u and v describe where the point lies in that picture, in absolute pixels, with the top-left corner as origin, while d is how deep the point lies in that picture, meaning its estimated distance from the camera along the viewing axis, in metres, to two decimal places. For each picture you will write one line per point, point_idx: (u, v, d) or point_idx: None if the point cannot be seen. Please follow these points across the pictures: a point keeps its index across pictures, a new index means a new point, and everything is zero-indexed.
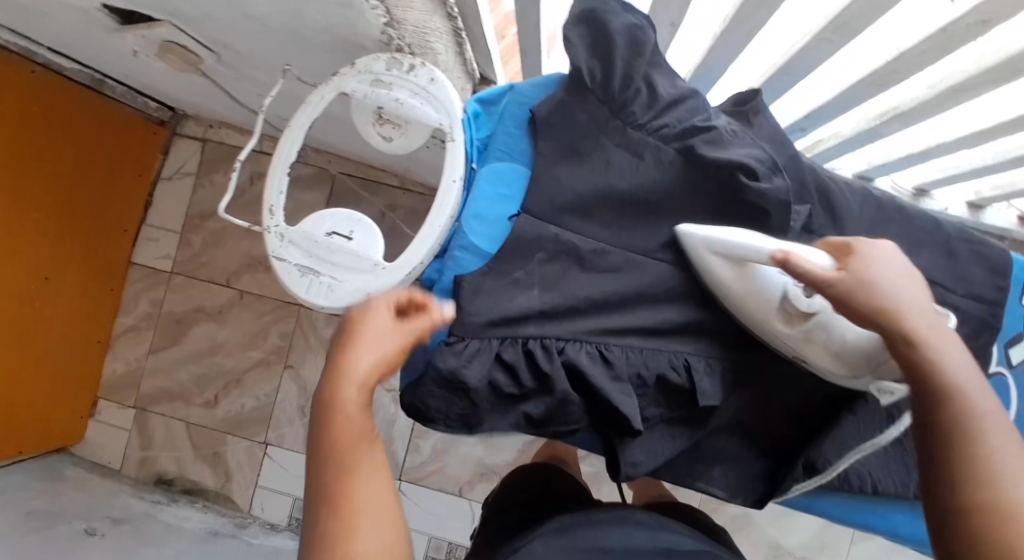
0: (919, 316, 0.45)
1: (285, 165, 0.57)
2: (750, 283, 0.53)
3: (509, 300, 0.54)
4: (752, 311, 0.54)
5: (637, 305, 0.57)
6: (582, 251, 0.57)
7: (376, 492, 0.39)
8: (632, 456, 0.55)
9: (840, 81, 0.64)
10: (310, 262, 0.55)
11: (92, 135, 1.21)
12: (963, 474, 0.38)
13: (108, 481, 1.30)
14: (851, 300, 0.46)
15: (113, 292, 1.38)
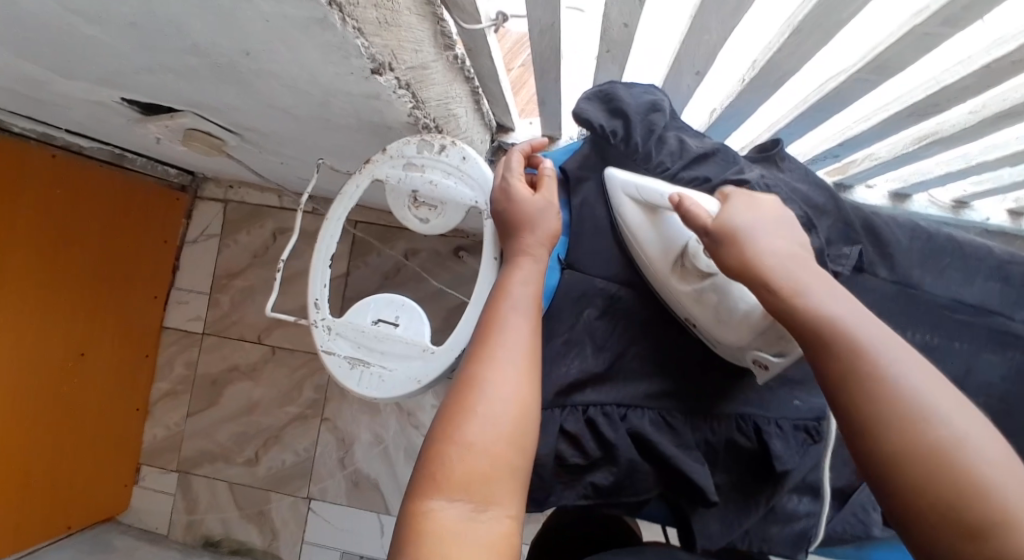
0: (793, 263, 0.44)
1: (328, 257, 0.55)
2: (657, 244, 0.52)
3: (563, 362, 0.53)
4: (653, 265, 0.52)
5: (697, 364, 0.55)
6: (629, 312, 0.56)
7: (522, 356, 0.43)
8: (706, 530, 0.53)
9: (875, 112, 0.62)
10: (358, 353, 0.53)
11: (118, 208, 1.23)
12: (915, 444, 0.35)
13: (156, 548, 1.30)
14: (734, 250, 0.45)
15: (148, 358, 1.39)
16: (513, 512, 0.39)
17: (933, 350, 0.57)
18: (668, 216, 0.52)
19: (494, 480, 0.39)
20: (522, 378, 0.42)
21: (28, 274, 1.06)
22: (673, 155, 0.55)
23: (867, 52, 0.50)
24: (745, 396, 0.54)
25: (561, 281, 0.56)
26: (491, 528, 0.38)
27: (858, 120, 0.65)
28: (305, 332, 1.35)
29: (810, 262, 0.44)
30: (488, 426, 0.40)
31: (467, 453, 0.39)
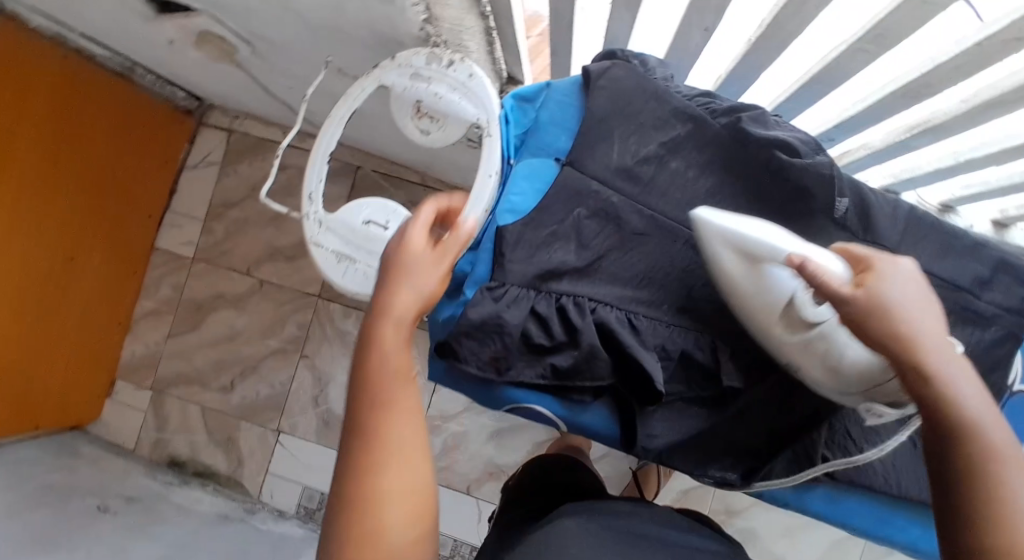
0: (935, 343, 0.41)
1: (325, 153, 0.55)
2: (755, 290, 0.49)
3: (546, 254, 0.54)
4: (752, 310, 0.51)
5: (677, 280, 0.55)
6: (620, 219, 0.55)
7: (411, 434, 0.41)
8: (649, 428, 0.55)
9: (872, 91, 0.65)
10: (348, 250, 0.54)
11: (125, 123, 1.23)
12: (1003, 546, 0.36)
13: (121, 461, 1.32)
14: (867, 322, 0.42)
15: (135, 276, 1.40)
16: None
17: None
18: (774, 267, 0.48)
19: (383, 500, 0.39)
20: (411, 455, 0.41)
21: (30, 169, 1.05)
22: (684, 87, 0.57)
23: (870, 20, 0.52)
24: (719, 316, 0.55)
25: (560, 177, 0.54)
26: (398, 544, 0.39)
27: (854, 100, 0.68)
28: (294, 269, 1.36)
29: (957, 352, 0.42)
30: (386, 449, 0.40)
31: (371, 477, 0.39)
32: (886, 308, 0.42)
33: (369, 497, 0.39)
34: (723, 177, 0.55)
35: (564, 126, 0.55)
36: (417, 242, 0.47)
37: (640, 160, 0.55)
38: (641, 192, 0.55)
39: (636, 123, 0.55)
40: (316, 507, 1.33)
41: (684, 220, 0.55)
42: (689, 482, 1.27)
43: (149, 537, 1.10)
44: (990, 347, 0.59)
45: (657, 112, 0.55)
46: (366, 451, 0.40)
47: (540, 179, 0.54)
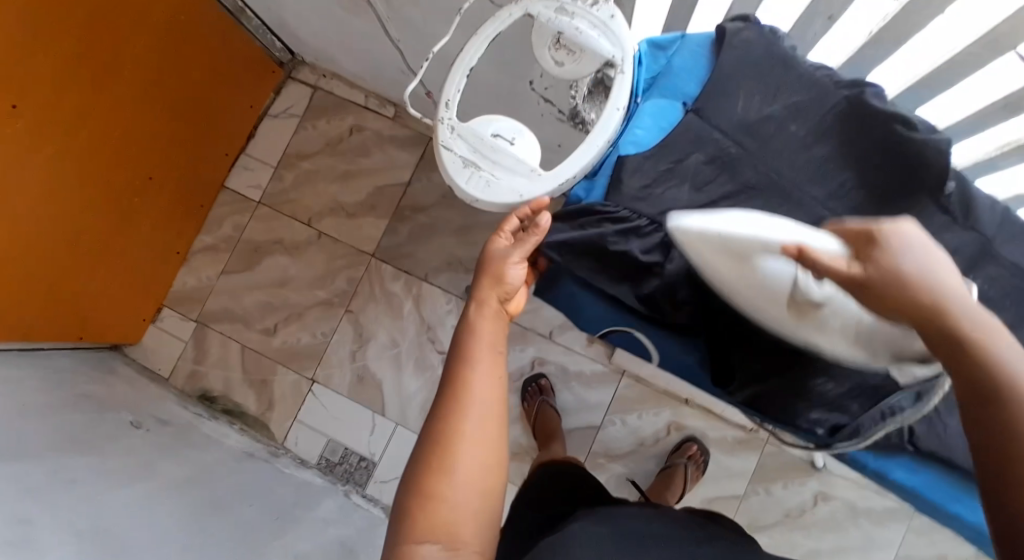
0: (970, 310, 0.40)
1: (467, 68, 0.58)
2: (747, 282, 0.49)
3: (661, 190, 0.57)
4: (764, 308, 0.50)
5: None
6: (734, 168, 0.57)
7: (489, 391, 0.48)
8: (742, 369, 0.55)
9: (973, 102, 0.67)
10: (474, 157, 0.57)
11: (223, 61, 1.28)
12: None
13: (156, 387, 1.34)
14: (896, 297, 0.41)
15: (201, 210, 1.45)
16: (481, 530, 0.44)
17: (990, 309, 0.60)
18: (767, 259, 0.47)
19: (461, 422, 0.46)
20: (490, 415, 0.47)
21: (129, 80, 1.10)
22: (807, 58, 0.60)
23: (985, 26, 0.55)
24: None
25: (684, 121, 0.58)
26: (474, 474, 0.45)
27: (952, 112, 0.70)
28: (354, 227, 1.40)
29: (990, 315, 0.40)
30: (478, 399, 0.47)
31: (456, 405, 0.47)
32: (909, 273, 0.41)
33: (451, 437, 0.45)
34: (838, 144, 0.58)
35: (694, 74, 0.59)
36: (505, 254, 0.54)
37: (762, 117, 0.58)
38: (758, 147, 0.58)
39: (765, 82, 0.58)
40: (338, 461, 1.34)
41: (793, 180, 0.57)
42: (711, 491, 1.27)
43: (180, 457, 1.11)
44: None
45: (784, 75, 0.58)
46: (452, 388, 0.48)
47: (665, 120, 0.58)
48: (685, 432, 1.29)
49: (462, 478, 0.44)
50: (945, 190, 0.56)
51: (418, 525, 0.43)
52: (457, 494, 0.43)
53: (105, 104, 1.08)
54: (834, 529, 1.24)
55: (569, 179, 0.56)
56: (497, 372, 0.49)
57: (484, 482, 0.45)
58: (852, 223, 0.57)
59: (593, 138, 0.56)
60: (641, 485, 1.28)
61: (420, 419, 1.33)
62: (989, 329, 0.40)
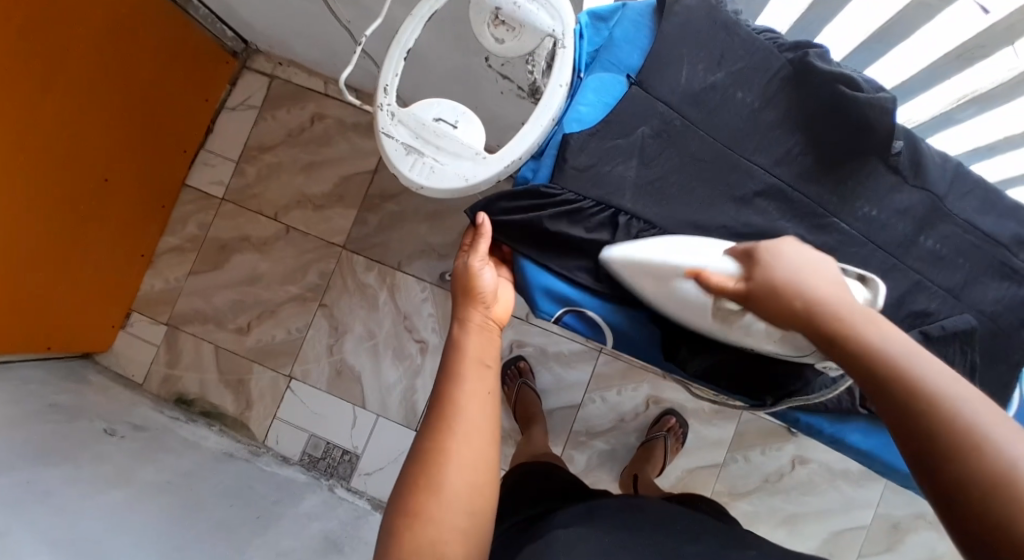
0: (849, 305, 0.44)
1: (403, 50, 0.56)
2: (673, 303, 0.53)
3: (606, 168, 0.55)
4: (698, 323, 0.53)
5: (729, 201, 0.56)
6: (681, 140, 0.56)
7: (478, 410, 0.50)
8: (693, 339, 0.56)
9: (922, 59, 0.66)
10: (416, 144, 0.56)
11: (174, 54, 1.24)
12: (964, 448, 0.35)
13: (130, 393, 1.33)
14: (776, 304, 0.47)
15: (163, 210, 1.41)
16: (461, 536, 0.45)
17: (946, 268, 0.59)
18: (682, 282, 0.51)
19: (451, 436, 0.48)
20: (478, 431, 0.49)
21: (75, 80, 1.06)
22: (752, 23, 0.59)
23: None
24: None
25: (628, 94, 0.56)
26: (461, 484, 0.46)
27: (903, 70, 0.70)
28: (322, 219, 1.38)
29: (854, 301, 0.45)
30: (465, 419, 0.49)
31: (447, 419, 0.49)
32: (782, 287, 0.46)
33: (442, 448, 0.48)
34: (787, 109, 0.57)
35: (636, 45, 0.57)
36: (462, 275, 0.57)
37: (707, 87, 0.56)
38: (704, 118, 0.56)
39: (707, 49, 0.56)
40: (321, 456, 1.34)
41: (741, 149, 0.57)
42: (693, 462, 1.29)
43: (157, 462, 1.09)
44: None
45: (726, 41, 0.56)
46: (445, 405, 0.50)
47: (610, 94, 0.56)
48: (664, 406, 1.30)
49: (450, 495, 0.45)
50: (894, 150, 0.56)
51: (404, 543, 0.43)
52: (443, 511, 0.45)
53: (53, 103, 1.04)
54: (813, 492, 1.27)
55: (517, 159, 0.54)
56: (483, 391, 0.52)
57: (471, 495, 0.46)
58: (801, 190, 0.57)
59: (534, 118, 0.54)
60: (623, 460, 1.29)
61: (400, 409, 1.33)
62: (850, 306, 0.45)
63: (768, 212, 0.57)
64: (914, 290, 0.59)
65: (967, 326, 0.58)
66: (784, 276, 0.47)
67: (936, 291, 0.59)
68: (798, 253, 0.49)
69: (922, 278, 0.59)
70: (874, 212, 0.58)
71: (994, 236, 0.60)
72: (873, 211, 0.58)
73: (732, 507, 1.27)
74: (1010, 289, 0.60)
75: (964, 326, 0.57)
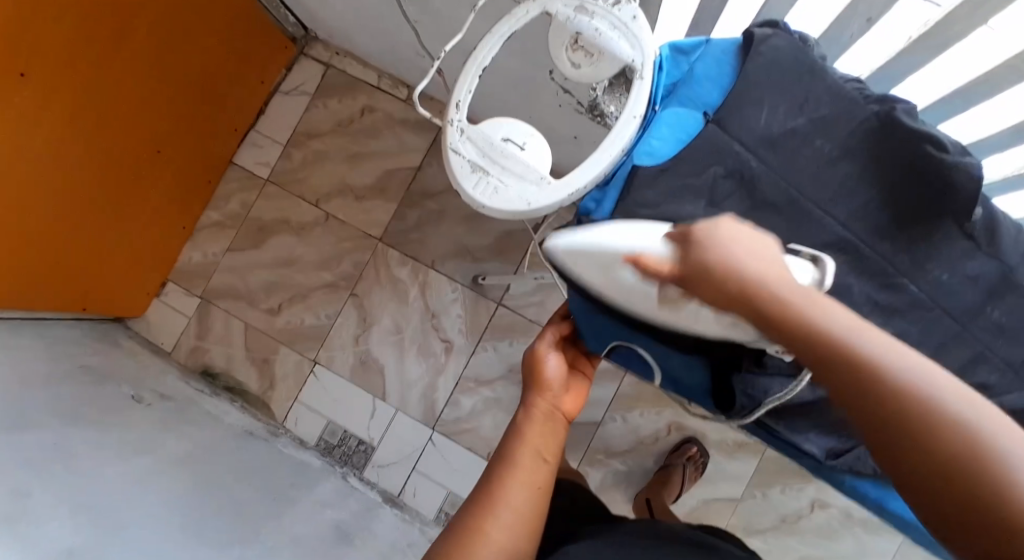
0: (797, 290, 0.39)
1: (479, 66, 0.56)
2: (618, 289, 0.50)
3: (673, 205, 0.53)
4: (638, 305, 0.50)
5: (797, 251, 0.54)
6: (754, 183, 0.54)
7: (530, 474, 0.59)
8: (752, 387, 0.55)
9: (1009, 119, 0.63)
10: (482, 162, 0.55)
11: (237, 34, 1.26)
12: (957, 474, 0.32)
13: (160, 361, 1.35)
14: (712, 291, 0.41)
15: (209, 185, 1.44)
16: None
17: (1014, 342, 0.57)
18: (624, 266, 0.47)
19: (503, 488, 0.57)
20: (525, 491, 0.57)
21: (138, 53, 1.08)
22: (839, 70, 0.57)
23: None
24: (841, 302, 0.55)
25: (704, 132, 0.55)
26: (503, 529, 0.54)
27: (984, 129, 0.67)
28: (362, 210, 1.39)
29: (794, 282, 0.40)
30: (510, 497, 0.57)
31: (503, 473, 0.59)
32: (713, 269, 0.40)
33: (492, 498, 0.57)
34: (868, 163, 0.54)
35: (717, 83, 0.55)
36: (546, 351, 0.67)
37: (786, 131, 0.55)
38: (779, 161, 0.55)
39: (788, 94, 0.55)
40: (337, 443, 1.35)
41: (818, 199, 0.55)
42: (708, 492, 1.27)
43: (180, 435, 1.11)
44: None
45: (811, 87, 0.55)
46: (504, 459, 0.60)
47: (684, 130, 0.55)
48: (686, 433, 1.28)
49: (491, 542, 0.54)
50: (973, 216, 0.53)
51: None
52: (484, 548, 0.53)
53: (115, 74, 1.06)
54: (830, 536, 1.24)
55: (583, 188, 0.53)
56: (536, 483, 0.59)
57: (508, 543, 0.54)
58: (873, 249, 0.55)
59: (604, 147, 0.54)
60: (638, 483, 1.28)
61: (420, 407, 1.34)
62: (791, 289, 0.39)
63: (836, 266, 0.55)
64: (978, 361, 0.57)
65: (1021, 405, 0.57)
66: (719, 255, 0.41)
67: (999, 364, 0.57)
68: (736, 227, 0.43)
69: (982, 349, 0.56)
70: (943, 277, 0.55)
71: None
72: (942, 275, 0.55)
73: (744, 542, 1.25)
74: None
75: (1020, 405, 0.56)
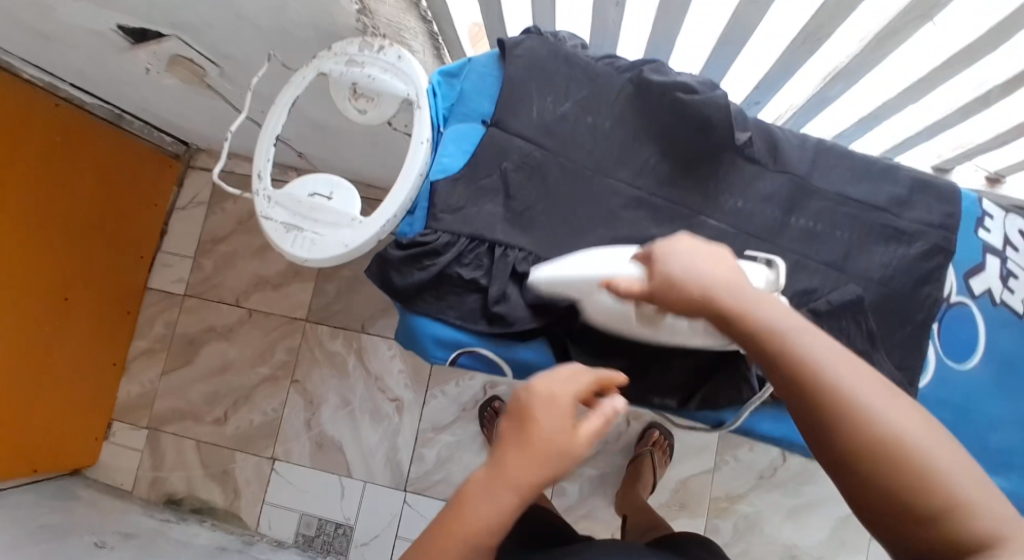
0: (737, 294, 0.43)
1: (272, 136, 0.60)
2: (607, 314, 0.54)
3: (476, 208, 0.57)
4: (628, 328, 0.55)
5: (597, 217, 0.59)
6: (545, 170, 0.59)
7: (485, 523, 0.40)
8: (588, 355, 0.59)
9: (784, 39, 0.70)
10: (294, 221, 0.58)
11: (116, 166, 1.29)
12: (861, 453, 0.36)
13: (119, 503, 1.33)
14: (677, 302, 0.45)
15: (130, 316, 1.44)
16: None
17: (825, 243, 0.62)
18: (602, 294, 0.52)
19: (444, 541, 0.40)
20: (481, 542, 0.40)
21: (20, 212, 1.10)
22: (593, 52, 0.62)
23: None
24: None
25: (486, 138, 0.58)
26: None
27: (770, 58, 0.74)
28: (282, 297, 1.41)
29: (738, 287, 0.43)
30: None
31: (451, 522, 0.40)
32: (681, 286, 0.44)
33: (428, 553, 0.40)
34: (641, 122, 0.59)
35: (487, 93, 0.59)
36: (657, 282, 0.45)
37: (559, 117, 0.59)
38: (563, 145, 0.59)
39: (553, 84, 0.59)
40: (315, 533, 1.32)
41: (603, 169, 0.59)
42: (684, 472, 1.26)
43: None
44: (917, 261, 0.63)
45: (570, 73, 0.59)
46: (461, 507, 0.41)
47: (470, 142, 0.59)
48: (646, 420, 1.29)
49: None
50: (741, 142, 0.59)
51: None
52: None
53: (1, 238, 1.08)
54: (811, 481, 1.24)
55: (387, 221, 0.56)
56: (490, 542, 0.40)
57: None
58: (666, 195, 0.60)
59: (402, 177, 0.56)
60: (615, 483, 1.27)
61: (387, 472, 1.32)
62: (735, 293, 0.43)
63: (639, 221, 0.59)
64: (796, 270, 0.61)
65: (854, 296, 0.60)
66: (690, 276, 0.45)
67: (816, 268, 0.61)
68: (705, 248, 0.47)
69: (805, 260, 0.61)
70: (739, 205, 0.60)
71: (847, 195, 0.62)
72: (738, 203, 0.60)
73: (732, 512, 1.24)
74: (892, 252, 0.63)
75: (849, 297, 0.60)
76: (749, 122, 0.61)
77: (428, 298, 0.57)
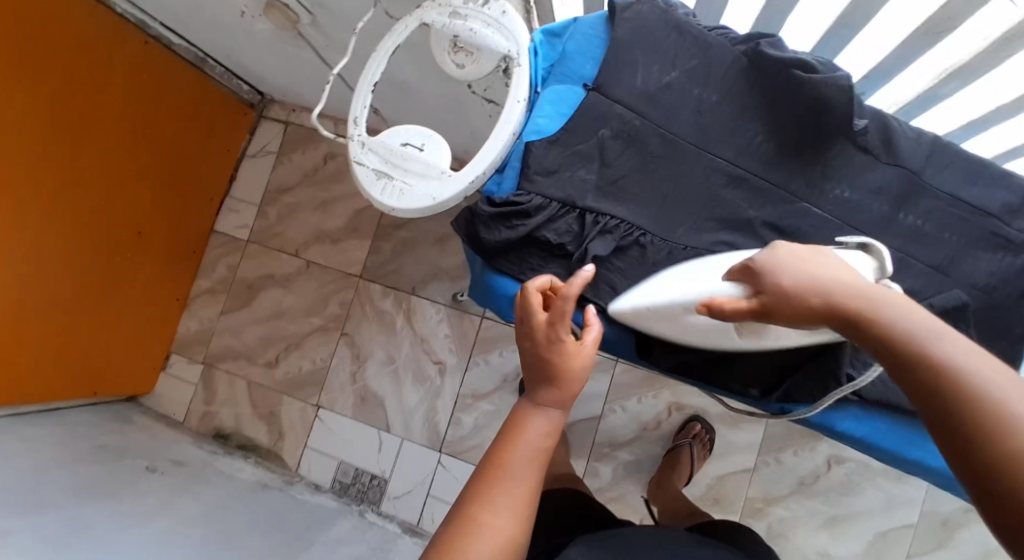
0: (865, 296, 0.42)
1: (370, 83, 0.61)
2: (698, 332, 0.54)
3: (569, 172, 0.58)
4: (724, 343, 0.55)
5: (693, 194, 0.58)
6: (642, 140, 0.59)
7: (540, 438, 0.49)
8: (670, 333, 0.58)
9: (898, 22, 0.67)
10: (385, 168, 0.60)
11: (195, 110, 1.33)
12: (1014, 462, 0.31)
13: (172, 430, 1.40)
14: (791, 312, 0.45)
15: (195, 255, 1.50)
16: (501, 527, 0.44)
17: (929, 245, 0.60)
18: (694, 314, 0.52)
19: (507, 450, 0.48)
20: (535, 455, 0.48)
21: (105, 144, 1.16)
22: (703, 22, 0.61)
23: None
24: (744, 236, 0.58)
25: (585, 102, 0.58)
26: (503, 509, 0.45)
27: (890, 40, 0.70)
28: (339, 252, 1.44)
29: (864, 288, 0.42)
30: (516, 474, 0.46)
31: (511, 439, 0.48)
32: (796, 290, 0.44)
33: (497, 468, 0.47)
34: (751, 97, 0.59)
35: (589, 56, 0.60)
36: (776, 275, 0.46)
37: (663, 86, 0.59)
38: (661, 115, 0.59)
39: (659, 51, 0.59)
40: (351, 482, 1.37)
41: (705, 144, 0.59)
42: (722, 468, 1.25)
43: (193, 495, 1.14)
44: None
45: (679, 42, 0.59)
46: (514, 430, 0.49)
47: (567, 105, 0.59)
48: (688, 412, 1.28)
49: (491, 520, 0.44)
50: (858, 128, 0.57)
51: (456, 529, 0.44)
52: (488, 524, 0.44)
53: (86, 167, 1.14)
54: (853, 492, 1.21)
55: (478, 176, 0.56)
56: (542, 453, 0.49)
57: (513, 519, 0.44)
58: (771, 175, 0.59)
59: (495, 134, 0.56)
60: (650, 471, 1.27)
61: (425, 432, 1.35)
62: (861, 297, 0.42)
63: (737, 203, 0.58)
64: (897, 270, 0.59)
65: (957, 302, 0.58)
66: (799, 280, 0.45)
67: (921, 269, 0.59)
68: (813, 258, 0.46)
69: (912, 261, 0.60)
70: (845, 195, 0.59)
71: (959, 197, 0.60)
72: (845, 194, 0.59)
73: (768, 514, 1.23)
74: (996, 260, 0.60)
75: (954, 302, 0.58)
76: (866, 108, 0.59)
77: (514, 260, 0.58)
